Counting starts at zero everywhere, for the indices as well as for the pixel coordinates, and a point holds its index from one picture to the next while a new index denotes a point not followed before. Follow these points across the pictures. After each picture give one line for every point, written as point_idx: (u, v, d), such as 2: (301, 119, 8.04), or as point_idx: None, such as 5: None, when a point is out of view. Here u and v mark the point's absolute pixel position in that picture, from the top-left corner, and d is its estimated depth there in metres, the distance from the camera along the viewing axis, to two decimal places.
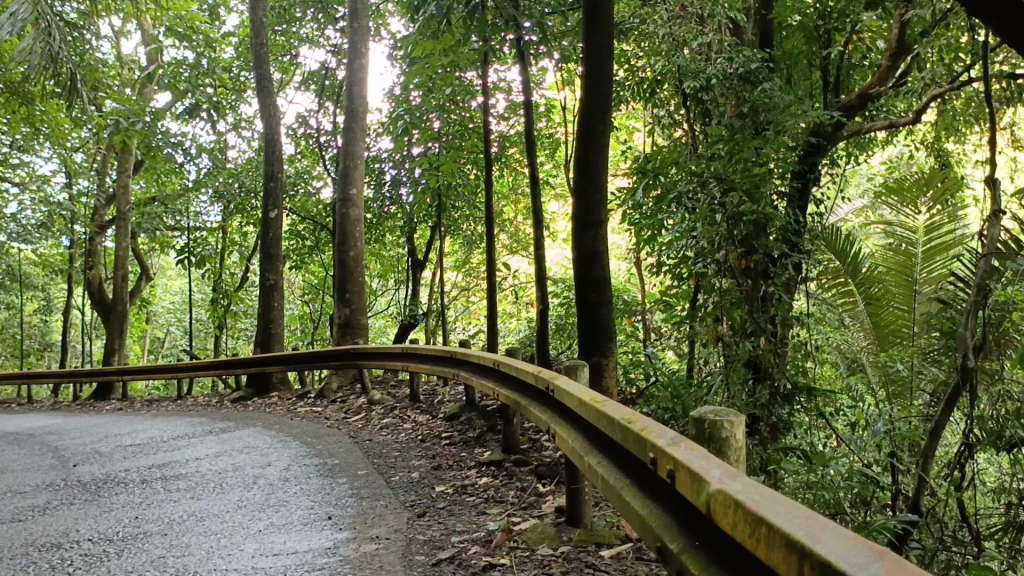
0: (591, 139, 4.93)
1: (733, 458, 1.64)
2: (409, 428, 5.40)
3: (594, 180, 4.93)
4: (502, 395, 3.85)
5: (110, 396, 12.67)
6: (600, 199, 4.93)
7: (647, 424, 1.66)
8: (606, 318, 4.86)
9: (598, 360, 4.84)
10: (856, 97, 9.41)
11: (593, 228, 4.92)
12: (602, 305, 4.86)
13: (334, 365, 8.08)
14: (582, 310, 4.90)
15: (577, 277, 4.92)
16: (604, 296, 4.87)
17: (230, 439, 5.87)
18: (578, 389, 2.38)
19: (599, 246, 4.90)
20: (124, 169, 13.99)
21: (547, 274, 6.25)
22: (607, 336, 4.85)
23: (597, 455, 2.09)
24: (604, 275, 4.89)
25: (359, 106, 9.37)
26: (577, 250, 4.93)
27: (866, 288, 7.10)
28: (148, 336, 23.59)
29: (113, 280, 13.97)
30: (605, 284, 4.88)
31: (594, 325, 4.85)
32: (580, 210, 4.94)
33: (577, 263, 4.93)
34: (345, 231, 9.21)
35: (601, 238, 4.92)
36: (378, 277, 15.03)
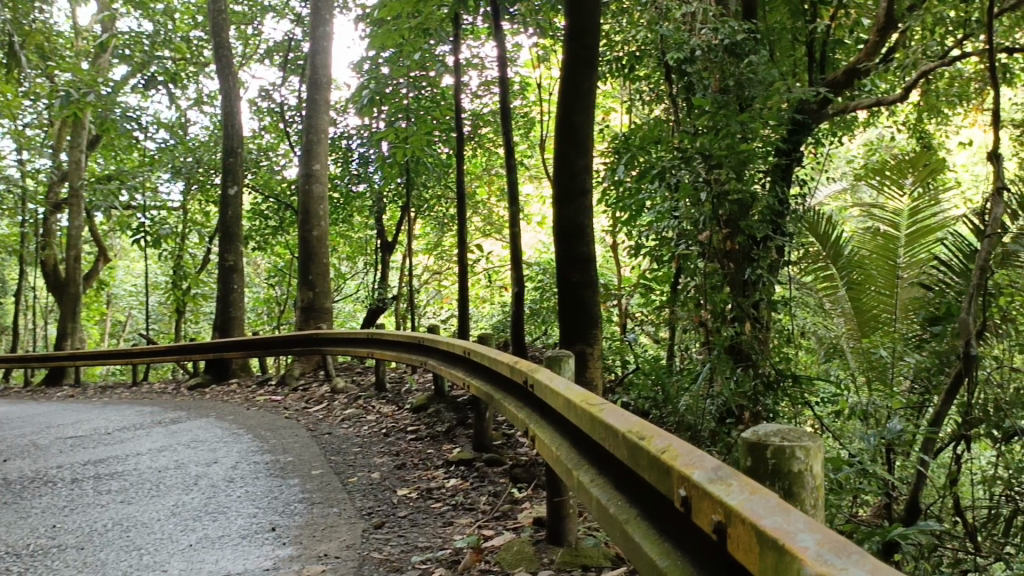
0: (576, 98, 4.51)
1: (806, 502, 1.27)
2: (373, 421, 5.00)
3: (579, 145, 4.54)
4: (473, 387, 3.45)
5: (63, 383, 12.07)
6: (583, 166, 4.55)
7: (671, 445, 1.29)
8: (590, 300, 4.48)
9: (580, 348, 4.45)
10: (843, 73, 9.12)
11: (576, 198, 4.55)
12: (586, 286, 4.48)
13: (296, 351, 7.65)
14: (562, 291, 4.53)
15: (558, 253, 4.55)
16: (588, 276, 4.49)
17: (178, 432, 5.41)
18: (565, 386, 2.00)
19: (583, 220, 4.53)
20: (77, 144, 13.31)
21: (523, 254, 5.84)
22: (592, 322, 4.47)
23: (589, 470, 1.71)
24: (590, 253, 4.52)
25: (322, 77, 8.86)
26: (558, 223, 4.56)
27: (847, 273, 6.74)
28: (109, 320, 22.81)
29: (66, 261, 13.32)
30: (588, 263, 4.51)
31: (575, 310, 4.47)
32: (562, 179, 4.56)
33: (558, 237, 4.56)
34: (308, 210, 8.73)
35: (586, 210, 4.54)
36: (346, 260, 14.52)
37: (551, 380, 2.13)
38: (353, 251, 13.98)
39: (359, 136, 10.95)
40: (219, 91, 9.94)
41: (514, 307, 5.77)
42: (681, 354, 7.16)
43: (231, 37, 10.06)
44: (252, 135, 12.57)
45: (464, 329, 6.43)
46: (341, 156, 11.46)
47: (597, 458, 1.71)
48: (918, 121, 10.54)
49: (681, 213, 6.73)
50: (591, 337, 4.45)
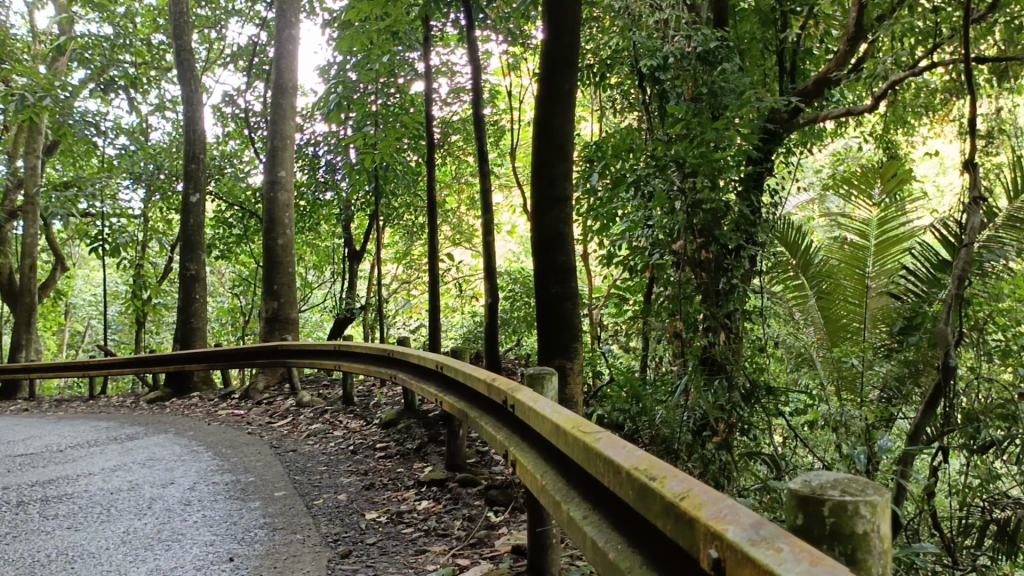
0: (554, 100, 4.37)
1: (874, 569, 1.08)
2: (340, 437, 4.80)
3: (559, 149, 4.39)
4: (446, 403, 3.29)
5: (17, 397, 11.63)
6: (563, 172, 4.40)
7: (691, 491, 1.15)
8: (571, 314, 4.35)
9: (560, 362, 4.32)
10: (813, 83, 9.16)
11: (556, 205, 4.40)
12: (566, 299, 4.35)
13: (260, 363, 7.41)
14: (540, 303, 4.39)
15: (537, 263, 4.42)
16: (569, 288, 4.36)
17: (134, 449, 5.15)
18: (550, 407, 1.86)
19: (563, 228, 4.39)
20: (32, 149, 12.90)
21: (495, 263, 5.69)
22: (573, 336, 4.35)
23: (584, 506, 1.57)
24: (569, 263, 4.39)
25: (287, 82, 8.64)
26: (537, 231, 4.41)
27: (817, 282, 6.58)
28: (67, 330, 22.19)
29: (21, 270, 12.89)
30: (569, 274, 4.38)
31: (555, 323, 4.34)
32: (541, 185, 4.41)
33: (536, 246, 4.42)
34: (272, 218, 8.50)
35: (565, 217, 4.40)
36: (313, 269, 14.25)
37: (533, 398, 2.00)
38: (319, 260, 13.72)
39: (327, 143, 10.73)
40: (181, 96, 9.69)
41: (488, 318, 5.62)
42: (655, 365, 7.05)
43: (193, 40, 9.81)
44: (217, 142, 12.29)
45: (434, 340, 6.24)
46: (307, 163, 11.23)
47: (592, 493, 1.57)
48: (886, 132, 10.61)
49: (655, 222, 6.64)
50: (572, 352, 4.33)
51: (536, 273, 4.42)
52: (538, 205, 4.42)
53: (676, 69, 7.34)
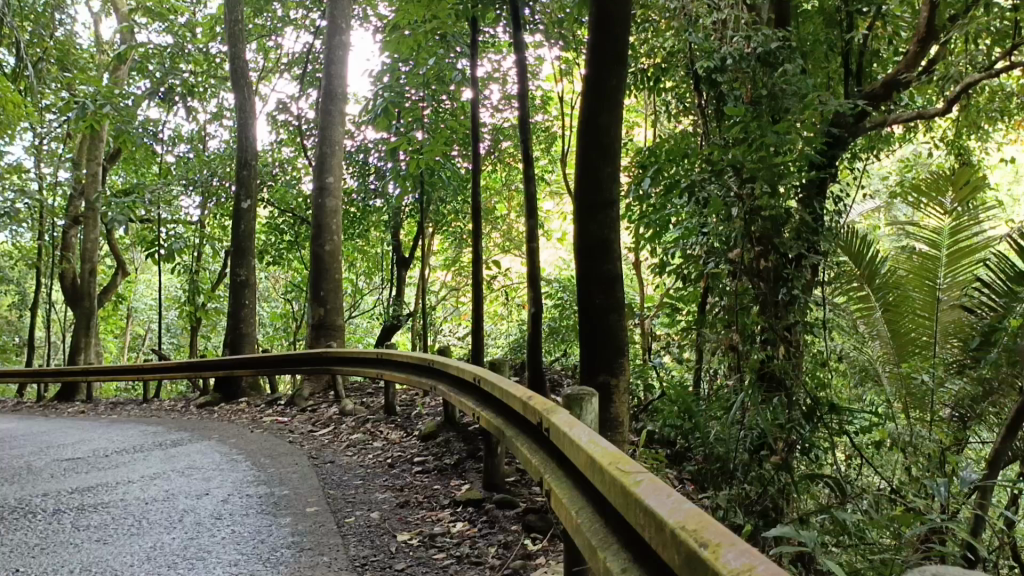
0: (600, 97, 4.16)
1: None
2: (379, 449, 4.66)
3: (605, 151, 4.18)
4: (484, 420, 3.10)
5: (75, 399, 11.87)
6: (609, 175, 4.20)
7: (753, 569, 0.90)
8: (616, 327, 4.15)
9: (605, 378, 4.12)
10: (881, 85, 8.74)
11: (601, 210, 4.20)
12: (611, 310, 4.15)
13: (306, 370, 7.35)
14: (583, 314, 4.20)
15: (581, 271, 4.23)
16: (614, 299, 4.16)
17: (177, 456, 5.08)
18: (586, 436, 1.65)
19: (609, 233, 4.19)
20: (94, 156, 13.19)
21: (541, 271, 5.50)
22: (618, 351, 4.14)
23: (626, 561, 1.34)
24: (614, 271, 4.18)
25: (338, 87, 8.60)
26: (581, 238, 4.22)
27: (884, 294, 6.18)
28: (127, 333, 22.74)
29: (82, 275, 13.19)
30: (614, 283, 4.18)
31: (599, 336, 4.15)
32: (586, 189, 4.22)
33: (580, 252, 4.23)
34: (321, 224, 8.46)
35: (612, 223, 4.20)
36: (364, 276, 14.27)
37: (569, 424, 1.79)
38: (370, 267, 13.72)
39: (378, 150, 10.69)
40: (235, 102, 9.76)
41: (532, 328, 5.43)
42: (709, 379, 6.76)
43: (247, 47, 9.87)
44: (270, 148, 12.38)
45: (479, 350, 6.07)
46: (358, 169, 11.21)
47: (636, 547, 1.34)
48: (957, 138, 10.11)
49: (711, 229, 6.37)
50: (616, 368, 4.13)
51: (579, 281, 4.22)
52: (582, 210, 4.22)
53: (734, 71, 7.05)
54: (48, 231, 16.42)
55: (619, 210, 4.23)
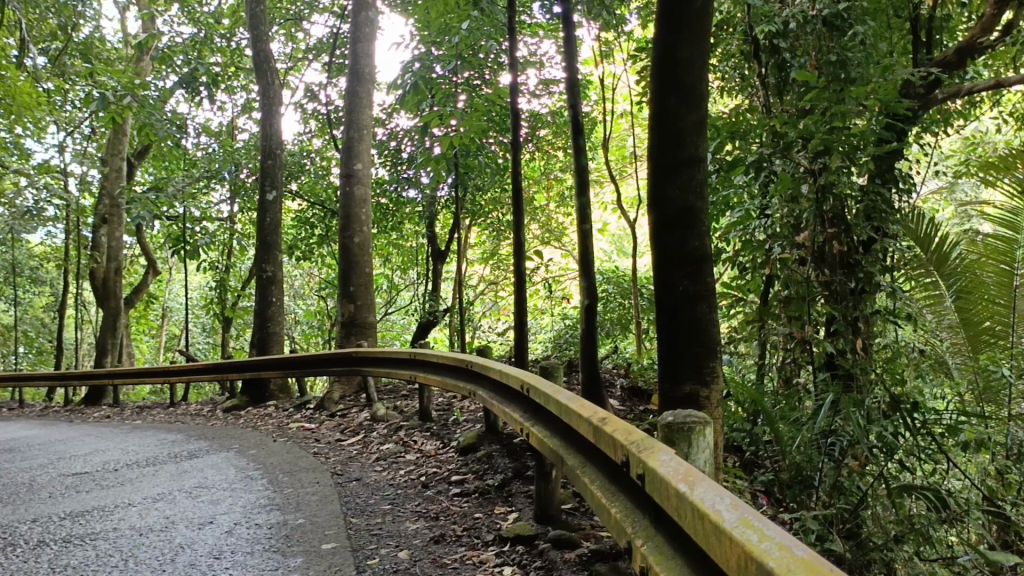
0: (682, 33, 3.55)
1: None
2: (412, 463, 4.13)
3: (688, 98, 3.57)
4: (534, 438, 2.52)
5: (103, 402, 11.55)
6: (694, 128, 3.59)
7: None
8: (706, 320, 3.55)
9: (692, 387, 3.52)
10: (954, 52, 7.88)
11: (684, 171, 3.60)
12: (699, 299, 3.55)
13: (335, 371, 6.87)
14: (665, 302, 3.61)
15: (661, 249, 3.63)
16: (702, 283, 3.55)
17: (188, 472, 4.58)
18: (733, 517, 1.02)
19: (693, 202, 3.59)
20: (118, 151, 12.85)
21: (593, 258, 4.90)
22: (708, 349, 3.54)
23: None
24: (700, 249, 3.58)
25: (365, 68, 8.09)
26: (663, 207, 3.62)
27: (955, 281, 5.39)
28: (164, 333, 22.55)
29: (109, 274, 12.89)
30: (703, 263, 3.57)
31: (684, 330, 3.55)
32: (664, 146, 3.62)
33: (659, 226, 3.64)
34: (349, 214, 7.96)
35: (696, 189, 3.60)
36: (398, 270, 13.75)
37: (691, 485, 1.16)
38: (404, 261, 13.21)
39: (410, 138, 10.16)
40: (258, 91, 9.30)
41: (582, 323, 4.87)
42: (775, 375, 6.10)
43: (270, 32, 9.40)
44: (298, 140, 11.93)
45: (522, 348, 5.49)
46: (388, 159, 10.70)
47: None
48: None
49: (776, 210, 5.70)
50: (707, 372, 3.53)
51: (659, 261, 3.63)
52: (662, 173, 3.63)
53: (797, 36, 6.36)
54: (80, 231, 16.24)
55: (706, 171, 3.63)
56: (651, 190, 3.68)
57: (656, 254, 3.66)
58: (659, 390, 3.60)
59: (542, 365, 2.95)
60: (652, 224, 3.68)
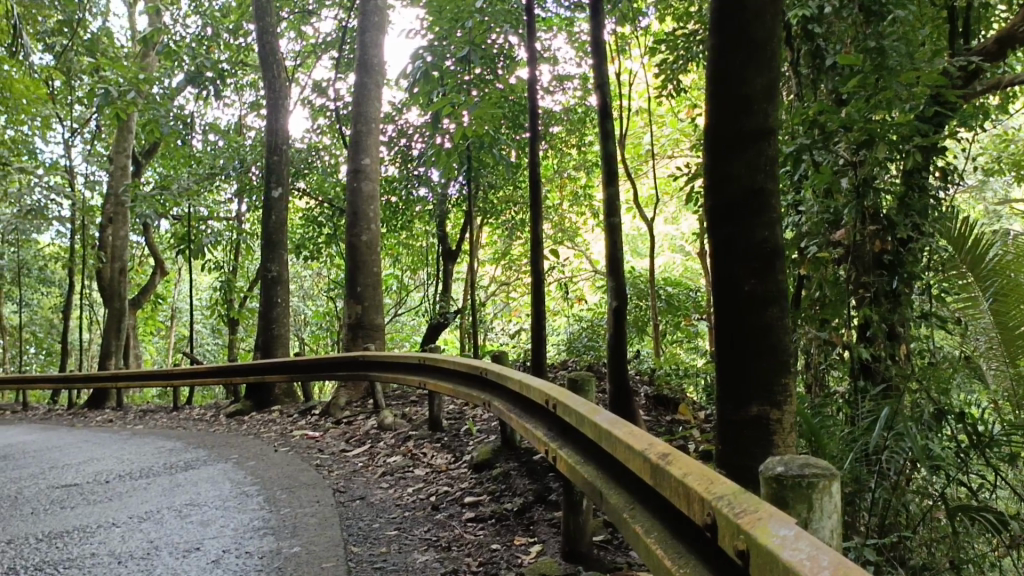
0: None
1: None
2: (421, 480, 3.79)
3: (755, 56, 2.92)
4: (562, 464, 2.14)
5: (106, 405, 11.26)
6: (763, 90, 2.93)
7: None
8: (776, 328, 2.94)
9: (759, 408, 2.94)
10: (995, 42, 7.41)
11: (751, 146, 2.95)
12: (768, 302, 2.94)
13: (342, 376, 6.54)
14: (726, 305, 3.01)
15: (721, 242, 3.02)
16: (771, 283, 2.94)
17: (180, 486, 4.25)
18: None
19: (761, 183, 2.94)
20: (122, 147, 12.57)
21: (622, 256, 4.55)
22: (779, 363, 2.94)
23: None
24: (771, 241, 2.93)
25: (373, 59, 7.74)
26: (725, 191, 3.00)
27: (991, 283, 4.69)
28: (172, 334, 22.30)
29: (113, 273, 12.62)
30: (774, 258, 2.96)
31: (750, 340, 2.95)
32: (726, 116, 2.98)
33: (719, 213, 3.02)
34: (357, 210, 7.62)
35: (766, 167, 2.95)
36: (409, 271, 13.41)
37: None
38: (415, 262, 12.86)
39: (421, 135, 9.82)
40: (264, 85, 8.98)
41: (610, 327, 4.53)
42: (808, 383, 5.71)
43: (277, 23, 9.08)
44: (306, 137, 11.61)
45: (541, 353, 5.13)
46: (398, 156, 10.37)
47: None
48: None
49: (812, 205, 5.32)
50: (779, 390, 2.94)
51: (720, 255, 3.03)
52: (723, 148, 3.00)
53: (832, 22, 5.97)
54: (86, 230, 15.98)
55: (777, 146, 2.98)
56: (709, 169, 3.06)
57: (715, 247, 3.05)
58: (721, 411, 3.03)
59: (570, 376, 2.56)
60: (710, 211, 3.07)
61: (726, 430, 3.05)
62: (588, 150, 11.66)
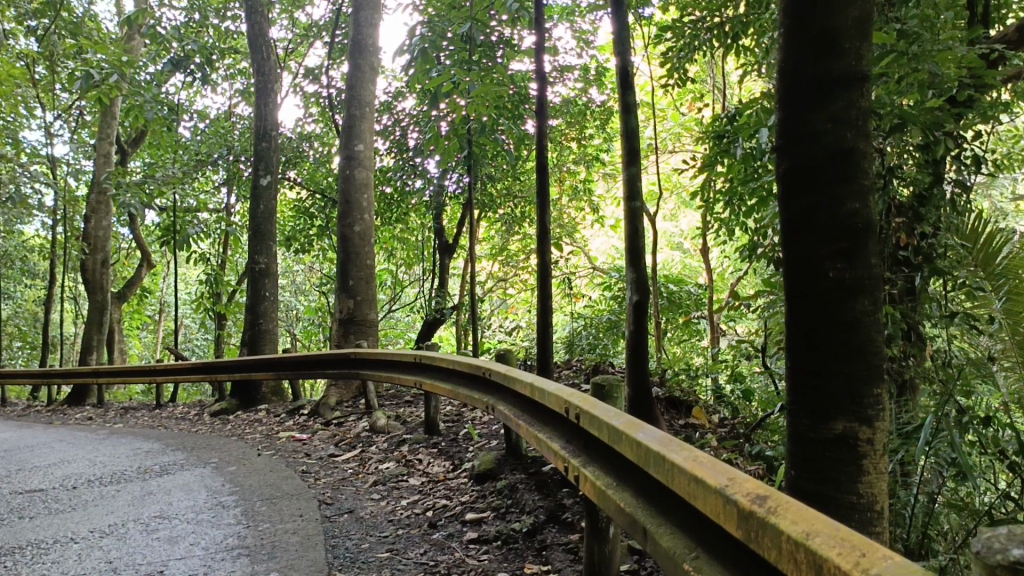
0: None
1: None
2: (416, 492, 3.43)
3: None
4: (589, 488, 1.76)
5: (88, 401, 10.90)
6: (856, 21, 2.09)
7: None
8: (869, 324, 2.11)
9: (845, 425, 2.12)
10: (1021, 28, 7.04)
11: (838, 91, 2.11)
12: (860, 290, 2.11)
13: (332, 374, 6.19)
14: (800, 295, 2.19)
15: (795, 215, 2.21)
16: (865, 266, 2.11)
17: (151, 496, 3.88)
18: None
19: (850, 144, 2.11)
20: (106, 135, 12.18)
21: (641, 247, 4.23)
22: (873, 367, 2.11)
23: None
24: (861, 217, 2.12)
25: (367, 38, 7.38)
26: (800, 150, 2.17)
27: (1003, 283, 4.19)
28: (162, 328, 21.93)
29: (95, 265, 12.24)
30: (867, 234, 2.13)
31: (833, 345, 2.12)
32: (804, 58, 2.15)
33: (792, 177, 2.20)
34: (349, 199, 7.25)
35: (859, 120, 2.12)
36: (403, 266, 13.05)
37: None
38: (409, 256, 12.50)
39: (417, 125, 9.46)
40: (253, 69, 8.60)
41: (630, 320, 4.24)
42: None
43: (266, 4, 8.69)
44: (297, 126, 11.24)
45: (547, 351, 4.80)
46: (392, 146, 10.02)
47: None
48: None
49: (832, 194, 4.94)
50: (870, 404, 2.10)
51: (791, 232, 2.22)
52: (798, 95, 2.18)
53: None
54: (71, 220, 15.61)
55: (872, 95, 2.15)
56: (779, 125, 2.23)
57: (785, 223, 2.24)
58: (795, 431, 2.22)
59: (594, 383, 2.20)
60: (779, 175, 2.25)
61: (795, 451, 2.25)
62: (587, 144, 11.31)
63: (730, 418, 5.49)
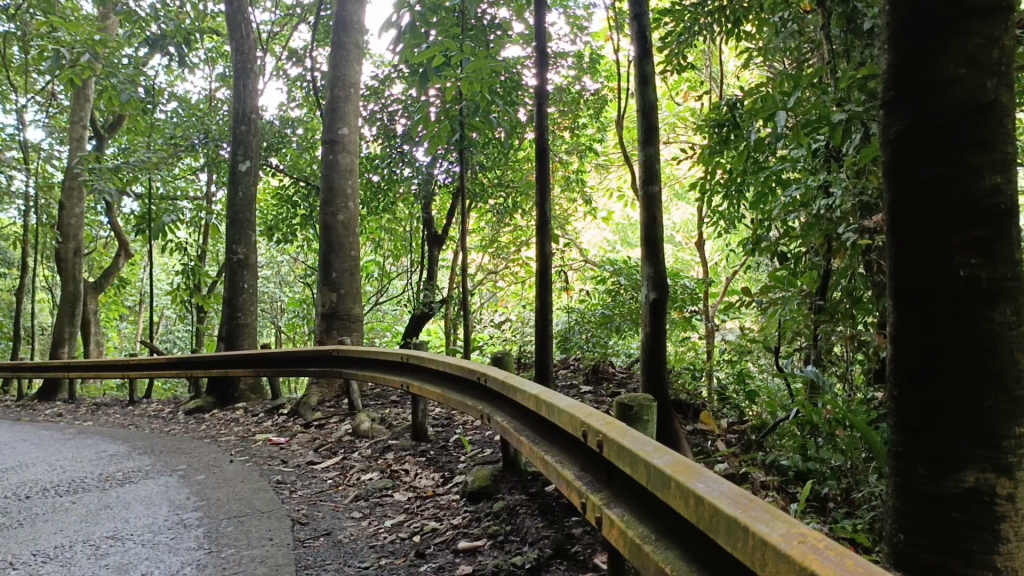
0: None
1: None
2: (401, 511, 3.07)
3: None
4: (619, 537, 1.40)
5: (59, 397, 10.45)
6: None
7: None
8: (1008, 342, 1.82)
9: (976, 477, 1.83)
10: None
11: (975, 31, 1.83)
12: (997, 297, 1.82)
13: (313, 372, 5.83)
14: (918, 299, 1.92)
15: (912, 193, 1.93)
16: (1001, 267, 1.82)
17: (106, 510, 3.48)
18: None
19: (989, 102, 1.83)
20: (79, 118, 11.70)
21: (658, 237, 3.94)
22: (1014, 401, 1.81)
23: None
24: (998, 195, 1.82)
25: (352, 14, 6.98)
26: (925, 110, 1.89)
27: None
28: (142, 321, 21.44)
29: (67, 255, 11.79)
30: (1006, 225, 1.84)
31: (966, 367, 1.83)
32: None
33: (912, 147, 1.93)
34: (332, 186, 6.86)
35: (999, 70, 1.82)
36: (390, 258, 12.64)
37: None
38: (396, 248, 12.10)
39: (406, 110, 9.07)
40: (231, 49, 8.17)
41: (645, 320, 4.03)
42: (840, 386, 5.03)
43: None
44: (280, 111, 10.81)
45: (546, 352, 4.46)
46: (379, 133, 9.60)
47: None
48: None
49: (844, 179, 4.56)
50: (1011, 448, 1.81)
51: (906, 221, 1.95)
52: (924, 41, 1.89)
53: None
54: (47, 208, 15.11)
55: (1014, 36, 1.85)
56: (894, 82, 1.97)
57: (899, 205, 1.97)
58: (913, 473, 1.95)
59: (620, 403, 1.88)
60: (891, 141, 1.99)
61: (910, 509, 1.98)
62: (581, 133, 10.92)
63: (737, 421, 5.17)
